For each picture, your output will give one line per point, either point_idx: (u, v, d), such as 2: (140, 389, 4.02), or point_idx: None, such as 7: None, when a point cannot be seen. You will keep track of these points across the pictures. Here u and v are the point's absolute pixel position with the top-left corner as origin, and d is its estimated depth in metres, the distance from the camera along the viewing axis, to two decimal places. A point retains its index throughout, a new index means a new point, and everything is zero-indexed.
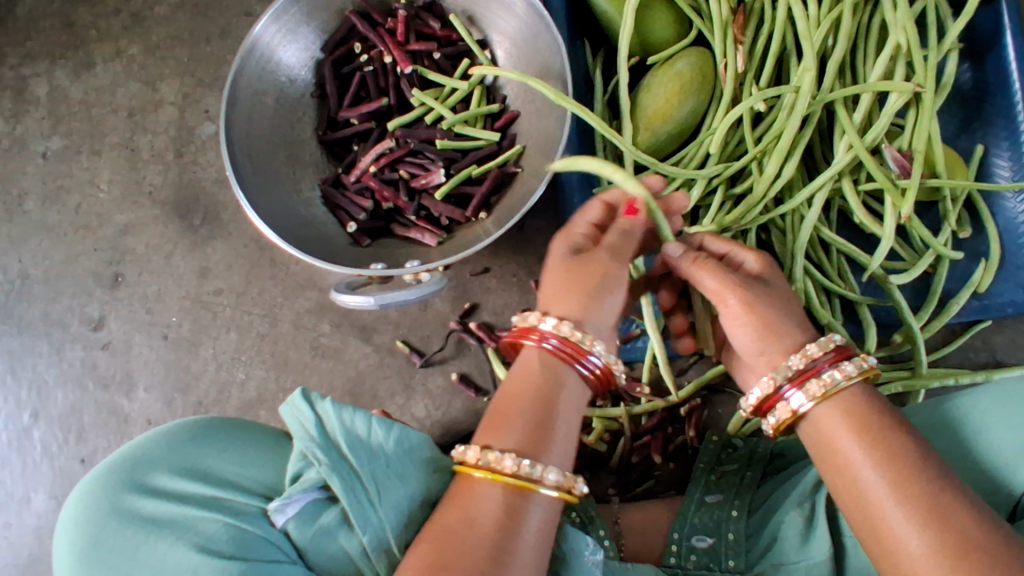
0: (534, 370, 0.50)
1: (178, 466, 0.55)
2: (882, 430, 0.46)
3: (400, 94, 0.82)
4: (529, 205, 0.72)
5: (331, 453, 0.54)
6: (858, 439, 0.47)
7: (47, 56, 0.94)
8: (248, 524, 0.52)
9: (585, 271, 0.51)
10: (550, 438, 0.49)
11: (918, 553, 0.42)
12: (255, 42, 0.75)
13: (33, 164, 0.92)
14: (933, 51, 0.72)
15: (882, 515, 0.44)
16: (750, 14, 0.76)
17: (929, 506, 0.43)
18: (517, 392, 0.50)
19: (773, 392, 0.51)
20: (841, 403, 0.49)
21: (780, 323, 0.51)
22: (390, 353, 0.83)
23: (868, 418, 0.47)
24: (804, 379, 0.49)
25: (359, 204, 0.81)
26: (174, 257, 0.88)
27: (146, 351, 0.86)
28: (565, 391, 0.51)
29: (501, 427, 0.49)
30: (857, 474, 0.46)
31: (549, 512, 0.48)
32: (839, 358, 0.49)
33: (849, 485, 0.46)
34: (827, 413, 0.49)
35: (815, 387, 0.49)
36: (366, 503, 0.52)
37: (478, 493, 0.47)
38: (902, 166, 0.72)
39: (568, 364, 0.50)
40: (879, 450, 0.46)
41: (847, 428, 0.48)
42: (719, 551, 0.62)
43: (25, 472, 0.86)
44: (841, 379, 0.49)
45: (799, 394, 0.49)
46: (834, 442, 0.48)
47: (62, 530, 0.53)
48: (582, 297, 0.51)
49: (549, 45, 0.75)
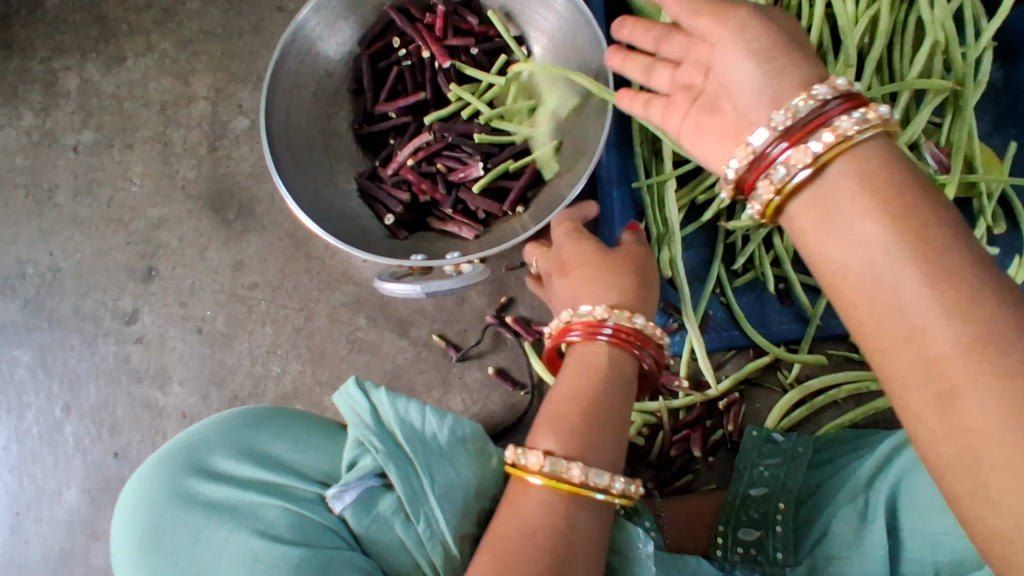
0: (598, 369, 0.51)
1: (235, 451, 0.55)
2: (907, 190, 0.39)
3: (436, 89, 0.82)
4: (570, 199, 0.72)
5: (387, 442, 0.54)
6: (865, 192, 0.40)
7: (78, 50, 0.94)
8: (310, 512, 0.52)
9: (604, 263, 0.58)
10: (608, 445, 0.49)
11: (923, 316, 0.37)
12: (296, 34, 0.76)
13: (64, 158, 0.92)
14: (972, 48, 0.73)
15: (901, 301, 0.38)
16: (786, 11, 0.76)
17: (958, 298, 0.36)
18: (577, 388, 0.50)
19: (760, 156, 0.43)
20: (860, 172, 0.40)
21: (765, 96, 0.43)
22: (426, 347, 0.83)
23: (897, 194, 0.39)
24: (798, 137, 0.41)
25: (395, 197, 0.80)
26: (207, 251, 0.88)
27: (179, 345, 0.86)
28: (623, 382, 0.51)
29: (560, 427, 0.49)
30: (856, 234, 0.39)
31: (605, 518, 0.48)
32: (846, 108, 0.41)
33: (860, 275, 0.39)
34: (838, 172, 0.41)
35: (813, 143, 0.41)
36: (422, 492, 0.52)
37: (534, 499, 0.47)
38: (939, 160, 0.73)
39: (624, 350, 0.52)
40: (909, 234, 0.38)
41: (853, 183, 0.40)
42: (766, 543, 0.63)
43: (57, 466, 0.85)
44: (834, 138, 0.40)
45: (793, 155, 0.41)
46: (831, 206, 0.41)
47: (120, 516, 0.53)
48: (602, 282, 0.56)
49: (590, 40, 0.75)
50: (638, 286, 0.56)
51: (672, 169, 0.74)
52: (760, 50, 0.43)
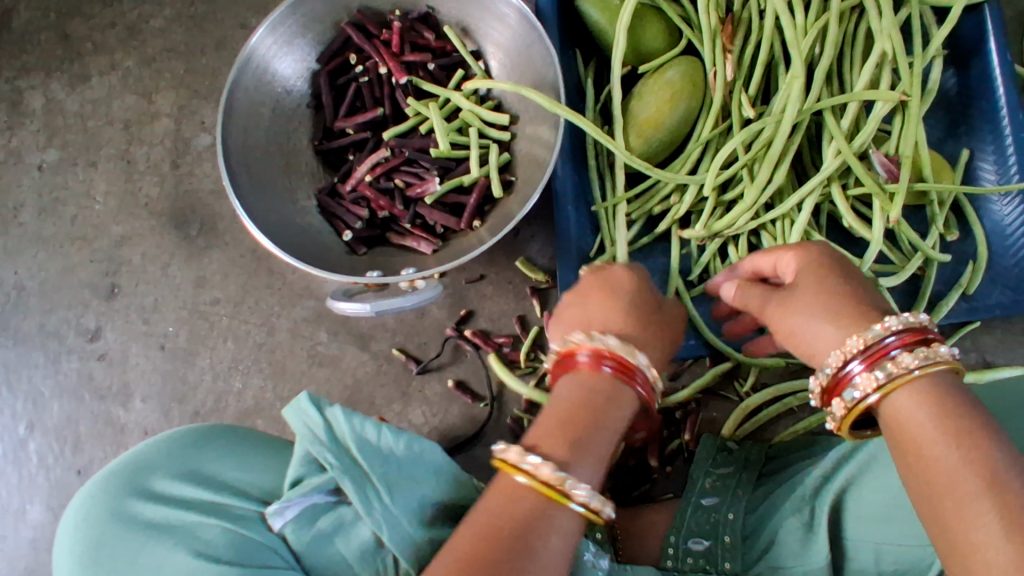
0: (595, 392, 0.50)
1: (177, 472, 0.57)
2: (970, 420, 0.41)
3: (395, 105, 0.83)
4: (523, 215, 0.73)
5: (343, 458, 0.54)
6: (935, 419, 0.42)
7: (42, 69, 0.95)
8: (246, 529, 0.54)
9: (635, 302, 0.55)
10: (586, 459, 0.48)
11: (988, 542, 0.37)
12: (252, 54, 0.76)
13: (28, 176, 0.93)
14: (918, 58, 0.73)
15: (945, 485, 0.39)
16: (738, 22, 0.76)
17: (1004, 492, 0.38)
18: (569, 403, 0.50)
19: (838, 376, 0.48)
20: (918, 391, 0.44)
21: (830, 311, 0.49)
22: (387, 361, 0.83)
23: (955, 404, 0.42)
24: (872, 362, 0.46)
25: (354, 213, 0.81)
26: (170, 267, 0.88)
27: (142, 361, 0.86)
28: (615, 410, 0.50)
29: (547, 432, 0.48)
30: (921, 448, 0.42)
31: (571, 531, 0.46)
32: (914, 338, 0.45)
33: (913, 465, 0.42)
34: (899, 397, 0.44)
35: (882, 370, 0.45)
36: (381, 506, 0.53)
37: (515, 495, 0.46)
38: (888, 169, 0.73)
39: (620, 380, 0.50)
40: (960, 432, 0.40)
41: (922, 406, 0.43)
42: (715, 554, 0.62)
43: (21, 484, 0.86)
44: (910, 367, 0.44)
45: (863, 377, 0.46)
46: (906, 428, 0.43)
47: (66, 535, 0.55)
48: (626, 322, 0.53)
49: (543, 55, 0.76)
50: (641, 326, 0.54)
51: (625, 193, 0.75)
52: (822, 277, 0.51)
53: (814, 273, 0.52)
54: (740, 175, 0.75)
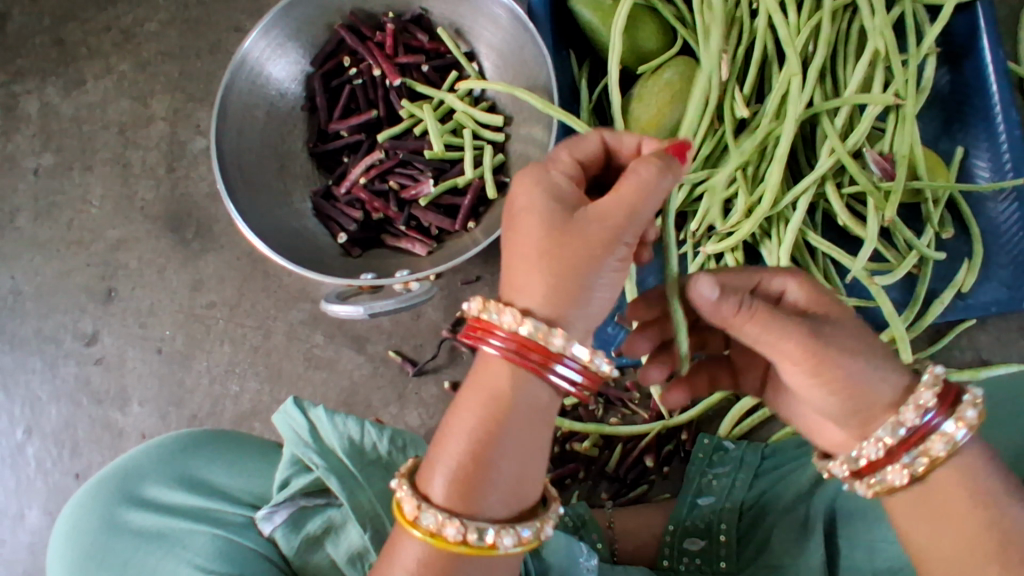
0: (492, 390, 0.42)
1: (167, 479, 0.58)
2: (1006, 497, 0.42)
3: (389, 106, 0.83)
4: None
5: (327, 457, 0.57)
6: (976, 500, 0.42)
7: (37, 73, 0.95)
8: (236, 536, 0.54)
9: (572, 237, 0.40)
10: (490, 481, 0.41)
11: None
12: (245, 58, 0.76)
13: (24, 181, 0.93)
14: (912, 56, 0.73)
15: (952, 525, 0.42)
16: (733, 21, 0.75)
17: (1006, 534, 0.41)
18: (467, 428, 0.42)
19: (874, 459, 0.44)
20: (953, 458, 0.43)
21: (864, 369, 0.42)
22: (383, 363, 0.83)
23: (971, 449, 0.43)
24: (913, 443, 0.43)
25: (348, 215, 0.81)
26: (166, 271, 0.88)
27: (139, 365, 0.87)
28: (523, 422, 0.42)
29: (437, 468, 0.42)
30: (957, 527, 0.42)
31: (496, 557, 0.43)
32: (953, 406, 0.43)
33: (918, 496, 0.44)
34: (946, 475, 0.43)
35: (927, 448, 0.43)
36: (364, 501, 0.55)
37: (412, 545, 0.42)
38: (883, 168, 0.73)
39: (534, 376, 0.41)
40: (972, 474, 0.42)
41: (966, 489, 0.42)
42: (711, 553, 0.63)
43: (18, 489, 0.86)
44: (956, 437, 0.43)
45: (910, 457, 0.43)
46: (942, 502, 0.43)
47: (59, 542, 0.56)
48: (557, 278, 0.40)
49: (536, 56, 0.76)
50: (563, 266, 0.40)
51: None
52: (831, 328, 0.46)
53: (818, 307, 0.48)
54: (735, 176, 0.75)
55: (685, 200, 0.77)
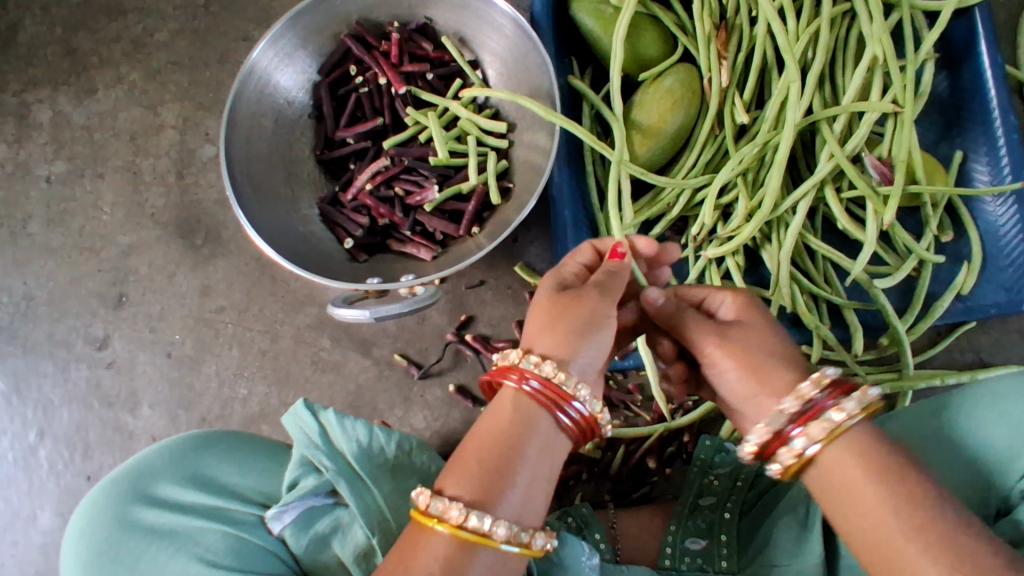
0: (507, 411, 0.47)
1: (179, 477, 0.59)
2: (903, 470, 0.46)
3: (394, 114, 0.84)
4: (520, 220, 0.74)
5: (337, 460, 0.58)
6: (873, 474, 0.46)
7: (49, 83, 0.97)
8: (247, 534, 0.55)
9: (575, 307, 0.50)
10: (507, 488, 0.45)
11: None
12: (253, 68, 0.78)
13: (37, 188, 0.95)
14: (911, 61, 0.74)
15: (901, 550, 0.44)
16: (731, 29, 0.77)
17: (951, 545, 0.42)
18: (484, 435, 0.47)
19: (774, 436, 0.49)
20: (848, 444, 0.47)
21: (768, 365, 0.50)
22: (388, 366, 0.85)
23: (885, 458, 0.46)
24: (806, 420, 0.48)
25: (355, 221, 0.83)
26: (176, 276, 0.90)
27: (149, 369, 0.88)
28: (538, 438, 0.47)
29: (459, 470, 0.46)
30: (862, 500, 0.46)
31: (502, 566, 0.45)
32: (841, 393, 0.48)
33: (862, 520, 0.46)
34: (839, 454, 0.47)
35: (824, 423, 0.48)
36: (373, 503, 0.56)
37: (426, 544, 0.44)
38: (882, 173, 0.74)
39: (547, 410, 0.47)
40: (900, 489, 0.45)
41: (859, 462, 0.46)
42: (713, 553, 0.64)
43: (31, 490, 0.87)
44: (845, 418, 0.47)
45: (807, 433, 0.48)
46: (847, 481, 0.47)
47: (71, 538, 0.57)
48: (567, 338, 0.49)
49: (539, 64, 0.77)
50: (577, 336, 0.49)
51: (632, 219, 0.73)
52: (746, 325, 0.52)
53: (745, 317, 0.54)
54: (736, 182, 0.76)
55: (686, 205, 0.78)
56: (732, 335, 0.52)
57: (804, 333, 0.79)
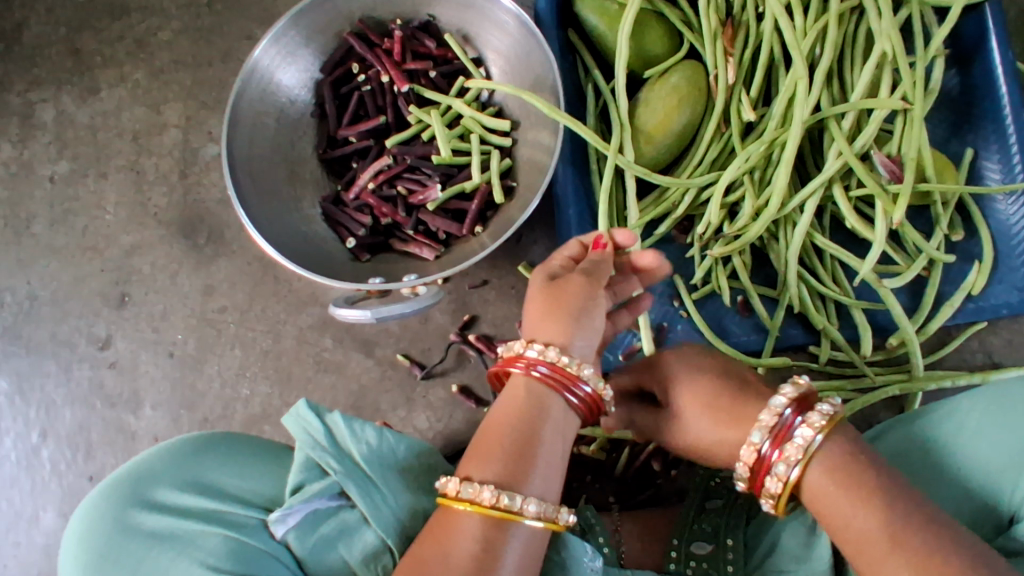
0: (520, 398, 0.50)
1: (179, 481, 0.58)
2: (876, 487, 0.46)
3: (397, 112, 0.84)
4: (524, 218, 0.73)
5: (345, 461, 0.57)
6: (847, 494, 0.46)
7: (53, 82, 0.97)
8: (248, 537, 0.55)
9: (565, 292, 0.52)
10: (533, 468, 0.48)
11: None
12: (255, 66, 0.77)
13: (41, 188, 0.95)
14: (920, 58, 0.73)
15: (881, 570, 0.44)
16: (738, 26, 0.76)
17: (916, 547, 0.43)
18: (502, 421, 0.49)
19: (756, 461, 0.50)
20: (818, 452, 0.48)
21: (739, 413, 0.52)
22: (391, 366, 0.84)
23: (851, 463, 0.47)
24: (780, 441, 0.49)
25: (358, 220, 0.82)
26: (179, 276, 0.90)
27: (152, 369, 0.88)
28: (552, 420, 0.50)
29: (481, 456, 0.48)
30: (841, 521, 0.46)
31: (531, 543, 0.48)
32: (806, 408, 0.49)
33: (844, 541, 0.46)
34: (815, 475, 0.48)
35: (796, 442, 0.48)
36: (382, 502, 0.56)
37: (459, 526, 0.47)
38: (891, 170, 0.73)
39: (556, 392, 0.50)
40: (865, 494, 0.45)
41: (834, 483, 0.47)
42: (719, 557, 0.62)
43: (34, 490, 0.87)
44: (815, 436, 0.48)
45: (785, 454, 0.48)
46: (824, 502, 0.47)
47: (70, 542, 0.57)
48: (564, 322, 0.51)
49: (543, 62, 0.76)
50: (574, 322, 0.51)
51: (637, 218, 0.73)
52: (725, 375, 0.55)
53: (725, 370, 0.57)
54: (742, 180, 0.75)
55: (692, 204, 0.77)
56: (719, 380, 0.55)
57: (812, 333, 0.78)
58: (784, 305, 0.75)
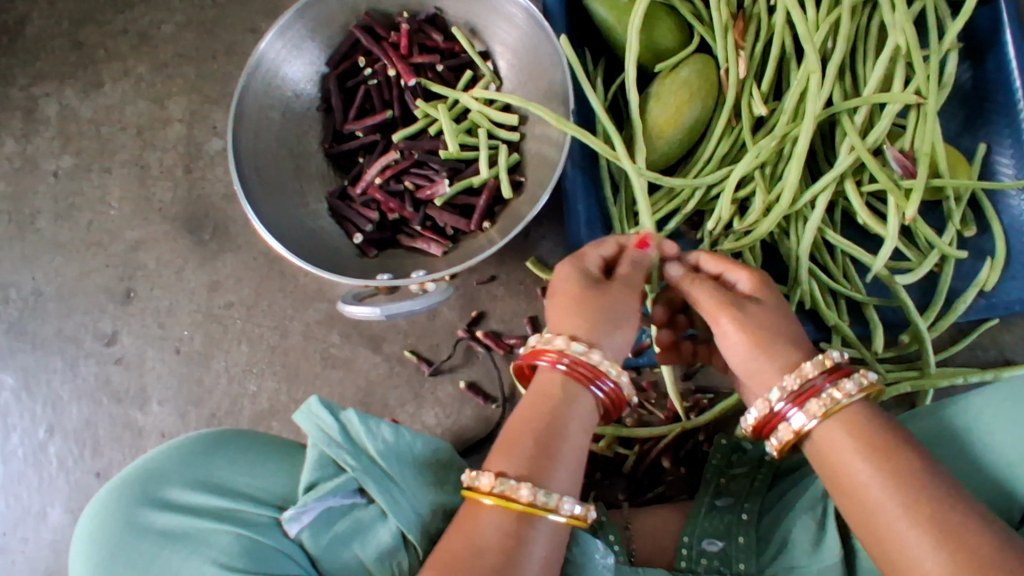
0: (547, 394, 0.50)
1: (190, 480, 0.58)
2: (886, 441, 0.47)
3: (404, 106, 0.83)
4: (533, 214, 0.73)
5: (361, 458, 0.56)
6: (859, 450, 0.47)
7: (56, 76, 0.96)
8: (260, 535, 0.54)
9: (605, 295, 0.52)
10: (560, 465, 0.48)
11: (910, 546, 0.44)
12: (261, 60, 0.77)
13: (45, 183, 0.94)
14: (933, 52, 0.72)
15: (883, 517, 0.45)
16: (749, 19, 0.75)
17: (942, 523, 0.43)
18: (530, 416, 0.49)
19: (772, 412, 0.50)
20: (844, 421, 0.48)
21: (775, 341, 0.51)
22: (399, 362, 0.84)
23: (874, 436, 0.47)
24: (803, 400, 0.49)
25: (364, 216, 0.81)
26: (184, 272, 0.89)
27: (158, 365, 0.88)
28: (577, 415, 0.50)
29: (510, 450, 0.48)
30: (852, 476, 0.47)
31: (556, 538, 0.48)
32: (838, 376, 0.49)
33: (846, 491, 0.47)
34: (832, 428, 0.49)
35: (818, 405, 0.49)
36: (401, 498, 0.55)
37: (486, 521, 0.47)
38: (904, 165, 0.72)
39: (584, 386, 0.50)
40: (892, 472, 0.45)
41: (851, 440, 0.48)
42: (730, 555, 0.62)
43: (41, 487, 0.87)
44: (842, 397, 0.48)
45: (803, 412, 0.49)
46: (837, 456, 0.48)
47: (80, 541, 0.56)
48: (601, 324, 0.51)
49: (552, 55, 0.76)
50: (609, 325, 0.51)
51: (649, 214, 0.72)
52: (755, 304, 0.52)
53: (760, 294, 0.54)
54: (753, 175, 0.74)
55: (702, 200, 0.76)
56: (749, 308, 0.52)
57: (824, 330, 0.77)
58: (796, 301, 0.74)
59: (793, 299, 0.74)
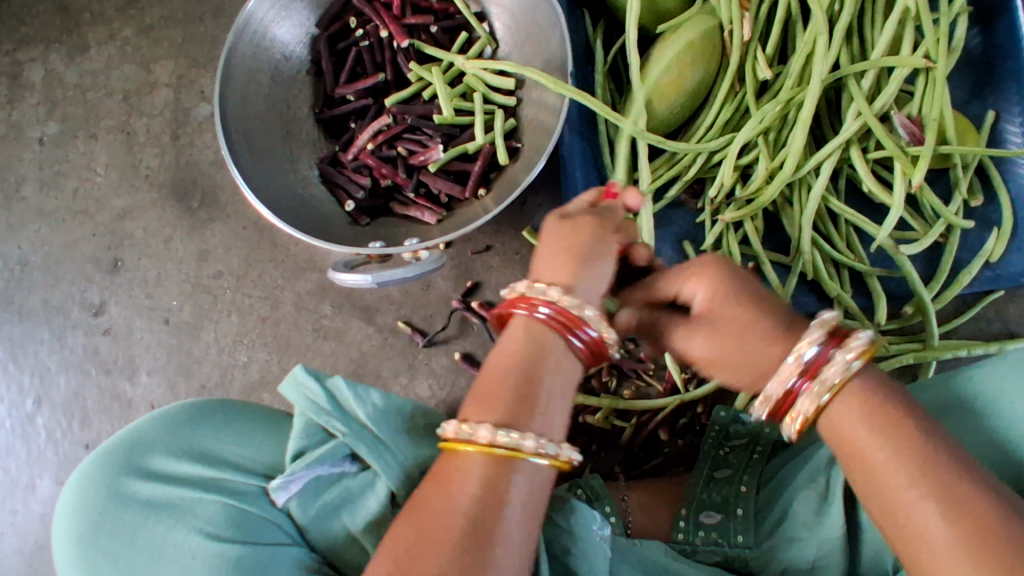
0: (518, 338, 0.48)
1: (175, 449, 0.57)
2: (888, 403, 0.46)
3: (397, 69, 0.80)
4: (529, 180, 0.71)
5: (351, 423, 0.55)
6: (860, 413, 0.46)
7: (40, 40, 0.93)
8: (248, 505, 0.53)
9: (579, 235, 0.50)
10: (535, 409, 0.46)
11: (910, 507, 0.43)
12: (248, 19, 0.74)
13: (29, 150, 0.91)
14: (943, 15, 0.69)
15: (884, 479, 0.44)
16: None
17: (942, 486, 0.42)
18: (502, 363, 0.47)
19: (785, 394, 0.48)
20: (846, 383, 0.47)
21: (752, 354, 0.49)
22: (392, 334, 0.82)
23: (876, 397, 0.46)
24: (813, 373, 0.47)
25: (356, 182, 0.79)
26: (172, 241, 0.87)
27: (147, 335, 0.86)
28: (552, 359, 0.48)
29: (484, 398, 0.47)
30: (852, 439, 0.46)
31: (535, 481, 0.46)
32: (840, 339, 0.47)
33: (846, 455, 0.46)
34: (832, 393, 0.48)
35: (825, 377, 0.46)
36: (393, 464, 0.54)
37: (461, 468, 0.45)
38: (911, 132, 0.70)
39: (559, 332, 0.48)
40: (892, 434, 0.44)
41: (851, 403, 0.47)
42: (727, 527, 0.61)
43: (30, 458, 0.86)
44: (853, 361, 0.46)
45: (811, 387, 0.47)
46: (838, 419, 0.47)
47: (62, 511, 0.55)
48: (574, 265, 0.49)
49: (550, 16, 0.73)
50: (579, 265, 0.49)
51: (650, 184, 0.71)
52: (717, 327, 0.49)
53: (722, 303, 0.49)
54: (756, 141, 0.72)
55: (702, 167, 0.74)
56: (714, 333, 0.49)
57: (826, 302, 0.76)
58: (798, 271, 0.73)
59: (795, 269, 0.72)
